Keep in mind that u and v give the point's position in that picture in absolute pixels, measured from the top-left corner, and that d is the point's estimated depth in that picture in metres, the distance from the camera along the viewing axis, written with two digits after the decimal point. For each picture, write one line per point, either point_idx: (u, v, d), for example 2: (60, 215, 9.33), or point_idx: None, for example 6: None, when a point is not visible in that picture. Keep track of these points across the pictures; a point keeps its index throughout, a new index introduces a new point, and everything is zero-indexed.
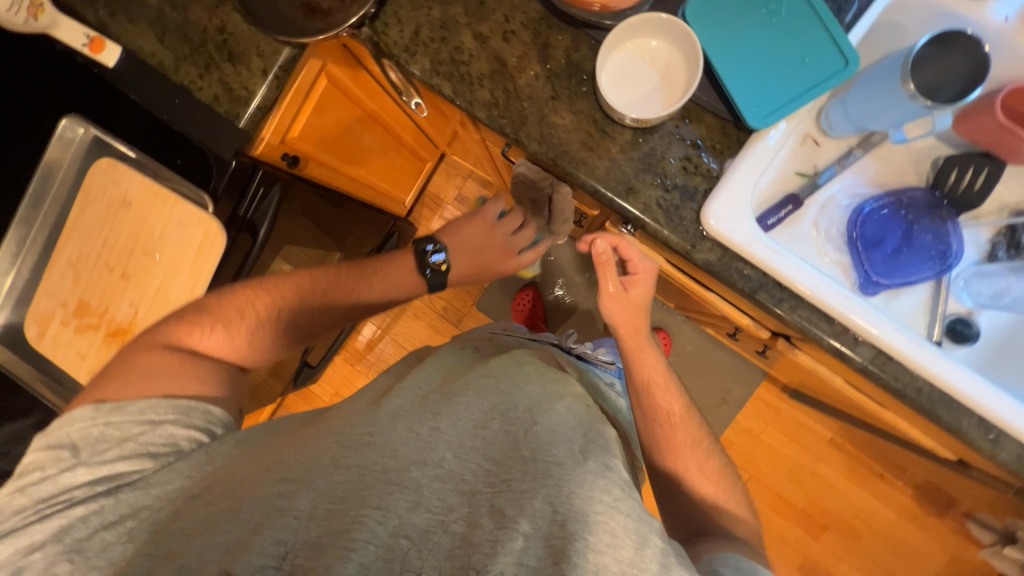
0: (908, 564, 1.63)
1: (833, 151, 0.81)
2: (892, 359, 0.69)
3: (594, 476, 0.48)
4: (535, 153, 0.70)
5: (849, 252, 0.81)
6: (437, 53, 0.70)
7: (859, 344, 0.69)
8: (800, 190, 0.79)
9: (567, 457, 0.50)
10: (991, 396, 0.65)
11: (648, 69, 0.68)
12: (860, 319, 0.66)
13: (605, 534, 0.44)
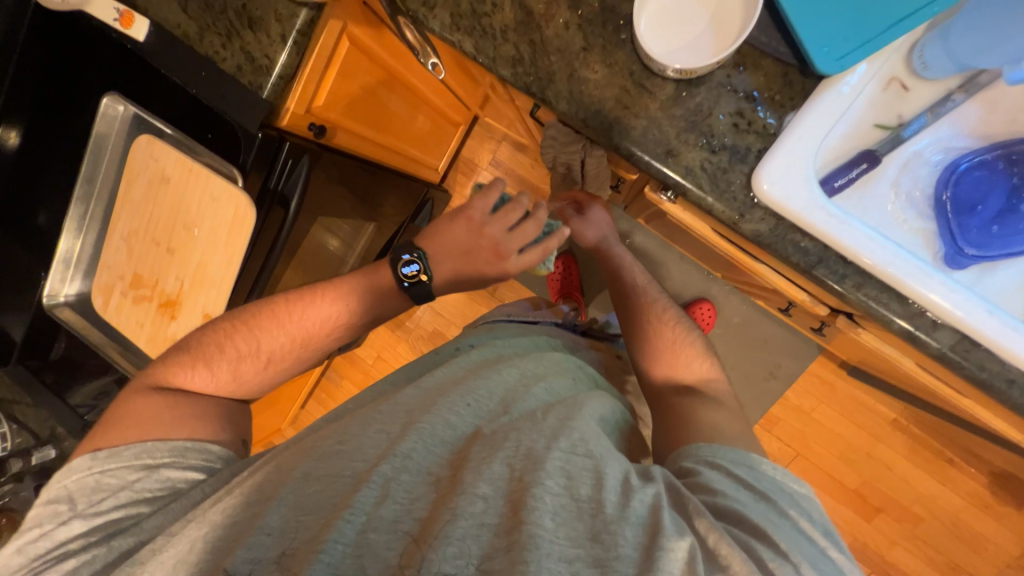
0: (975, 554, 1.51)
1: (927, 95, 0.67)
2: (977, 346, 0.59)
3: (553, 429, 0.57)
4: (563, 113, 0.63)
5: (934, 219, 0.69)
6: (456, 4, 0.64)
7: (938, 328, 0.60)
8: (878, 145, 0.67)
9: (533, 418, 0.60)
10: None
11: (697, 7, 0.59)
12: (938, 299, 0.58)
13: (562, 477, 0.52)
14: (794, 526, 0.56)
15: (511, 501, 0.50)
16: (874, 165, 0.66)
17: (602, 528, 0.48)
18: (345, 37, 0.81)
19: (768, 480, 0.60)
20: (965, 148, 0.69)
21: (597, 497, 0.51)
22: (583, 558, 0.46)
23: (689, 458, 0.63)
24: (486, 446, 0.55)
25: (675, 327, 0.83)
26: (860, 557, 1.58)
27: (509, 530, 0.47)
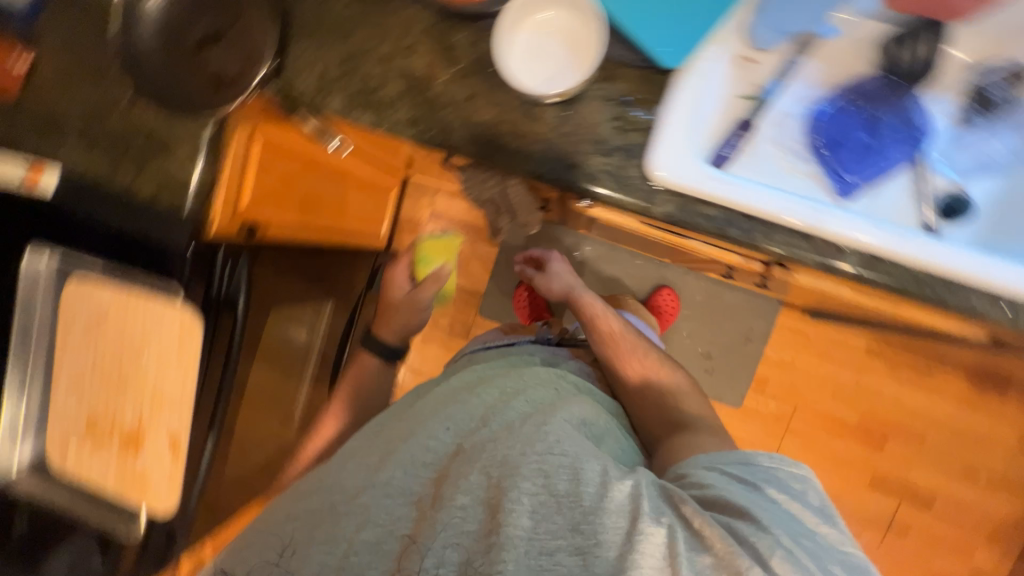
0: (981, 450, 1.58)
1: (775, 62, 0.77)
2: (880, 259, 0.66)
3: (537, 447, 0.71)
4: (469, 156, 0.69)
5: (815, 161, 0.78)
6: (349, 89, 0.71)
7: (843, 252, 0.66)
8: (748, 115, 0.77)
9: (519, 443, 0.72)
10: (992, 268, 0.62)
11: (553, 41, 0.66)
12: (835, 228, 0.64)
13: (537, 475, 0.68)
14: (778, 497, 0.74)
15: (502, 508, 0.66)
16: (748, 133, 0.76)
17: (580, 518, 0.65)
18: (256, 139, 0.83)
19: (758, 474, 0.77)
20: (823, 96, 0.79)
21: (573, 489, 0.67)
22: (565, 545, 0.63)
23: (691, 463, 0.82)
24: (484, 472, 0.70)
25: (633, 340, 1.09)
26: (883, 488, 1.63)
27: (501, 530, 0.64)
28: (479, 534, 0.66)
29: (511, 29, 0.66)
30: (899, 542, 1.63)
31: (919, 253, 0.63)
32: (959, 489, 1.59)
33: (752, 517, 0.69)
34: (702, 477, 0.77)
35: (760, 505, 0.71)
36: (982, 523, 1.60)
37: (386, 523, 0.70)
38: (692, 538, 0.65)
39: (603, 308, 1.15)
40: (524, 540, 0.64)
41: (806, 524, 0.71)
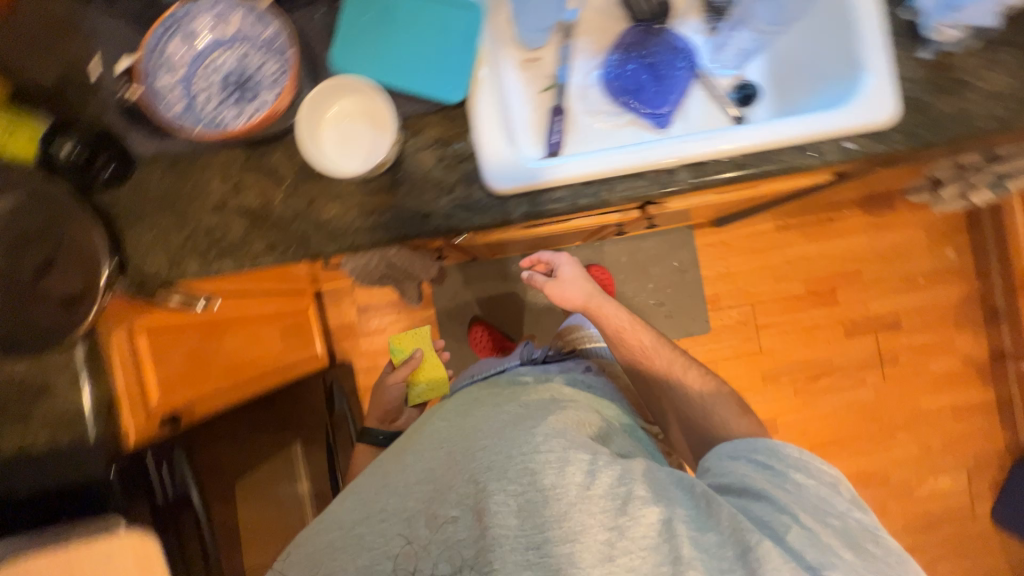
0: (907, 259, 1.75)
1: (552, 53, 0.92)
2: (704, 163, 0.72)
3: (526, 450, 0.73)
4: (334, 252, 0.72)
5: (628, 111, 0.91)
6: (199, 249, 0.73)
7: (675, 172, 0.72)
8: (555, 101, 0.90)
9: (511, 448, 0.74)
10: (782, 128, 0.71)
11: (354, 124, 0.69)
12: (653, 157, 0.71)
13: (525, 478, 0.70)
14: (803, 478, 0.74)
15: (490, 507, 0.69)
16: (563, 117, 0.89)
17: (567, 505, 0.67)
18: (138, 333, 0.83)
19: (784, 460, 0.76)
20: (603, 61, 0.93)
21: (561, 482, 0.69)
22: (554, 533, 0.65)
23: (714, 457, 0.83)
24: (475, 483, 0.72)
25: (652, 344, 1.04)
26: (857, 331, 1.76)
27: (491, 527, 0.67)
28: (469, 536, 0.69)
29: (312, 133, 0.68)
30: (895, 368, 1.76)
31: (724, 144, 0.71)
32: (911, 299, 1.75)
33: (776, 509, 0.69)
34: (725, 470, 0.78)
35: (784, 496, 0.71)
36: (945, 316, 1.76)
37: (383, 529, 0.73)
38: (685, 498, 0.69)
39: (625, 317, 1.06)
40: (513, 538, 0.66)
41: (829, 502, 0.71)
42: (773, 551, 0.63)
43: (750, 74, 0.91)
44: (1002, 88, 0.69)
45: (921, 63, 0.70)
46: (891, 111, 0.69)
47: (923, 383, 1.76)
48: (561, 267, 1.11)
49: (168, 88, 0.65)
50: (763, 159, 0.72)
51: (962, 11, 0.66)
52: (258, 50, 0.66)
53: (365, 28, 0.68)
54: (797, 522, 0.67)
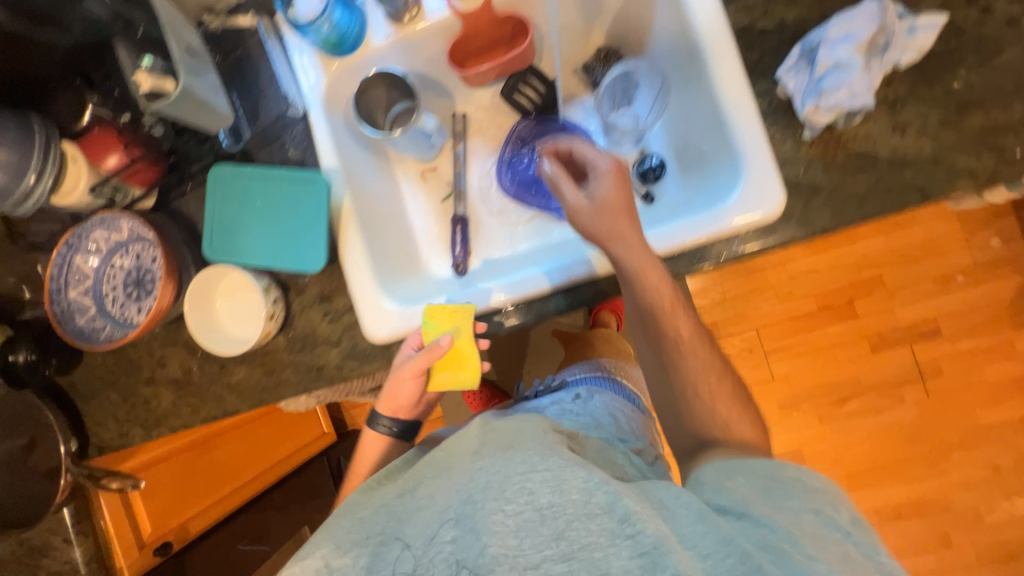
0: (938, 257, 1.52)
1: (448, 160, 0.91)
2: (578, 287, 0.71)
3: (522, 461, 0.50)
4: (249, 408, 0.78)
5: (531, 205, 0.89)
6: (140, 417, 0.81)
7: (550, 299, 0.72)
8: (456, 210, 0.89)
9: (499, 459, 0.51)
10: (659, 237, 0.65)
11: (241, 296, 0.74)
12: (525, 289, 0.71)
13: (523, 492, 0.48)
14: (811, 511, 0.48)
15: (477, 526, 0.47)
16: (464, 225, 0.88)
17: (566, 526, 0.46)
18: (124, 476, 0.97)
19: (786, 479, 0.50)
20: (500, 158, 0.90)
21: (562, 500, 0.47)
22: (550, 557, 0.45)
23: (703, 469, 0.54)
24: (467, 497, 0.50)
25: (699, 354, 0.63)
26: (887, 344, 1.55)
27: (483, 545, 0.46)
28: (461, 559, 0.47)
29: (205, 313, 0.72)
30: (940, 381, 1.53)
31: (594, 268, 0.69)
32: (950, 301, 1.52)
33: (793, 556, 0.42)
34: (716, 492, 0.50)
35: (797, 533, 0.45)
36: (996, 315, 1.50)
37: (360, 544, 0.52)
38: (694, 524, 0.45)
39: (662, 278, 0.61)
40: (509, 559, 0.45)
41: (834, 526, 0.47)
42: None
43: (654, 148, 0.81)
44: (912, 154, 0.59)
45: (809, 141, 0.61)
46: (778, 203, 0.61)
47: (980, 393, 1.51)
48: (596, 182, 0.64)
49: (79, 295, 0.72)
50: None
51: (829, 95, 0.55)
52: (151, 248, 0.72)
53: (224, 210, 0.69)
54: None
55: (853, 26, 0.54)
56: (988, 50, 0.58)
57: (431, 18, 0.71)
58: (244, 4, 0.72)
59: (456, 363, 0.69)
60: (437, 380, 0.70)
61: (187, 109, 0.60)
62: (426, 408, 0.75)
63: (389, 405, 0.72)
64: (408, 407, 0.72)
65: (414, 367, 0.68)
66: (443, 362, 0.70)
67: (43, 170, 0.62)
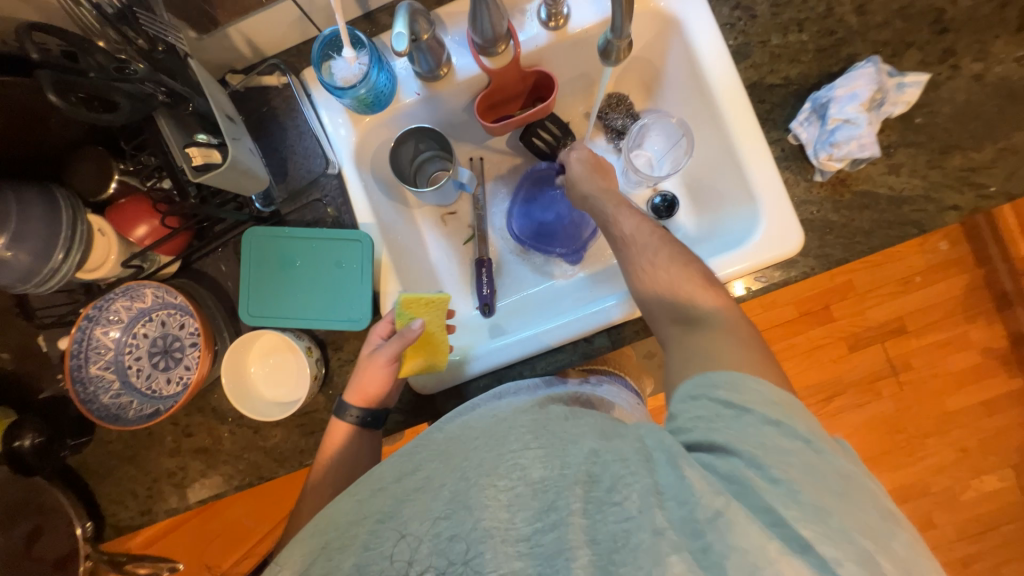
0: (896, 262, 1.65)
1: (467, 204, 0.91)
2: (617, 327, 0.74)
3: (515, 436, 0.44)
4: (286, 471, 0.75)
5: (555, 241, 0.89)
6: (164, 490, 0.76)
7: (590, 339, 0.74)
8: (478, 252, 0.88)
9: (493, 431, 0.46)
10: None
11: (277, 357, 0.72)
12: (564, 334, 0.72)
13: (517, 466, 0.42)
14: (771, 423, 0.44)
15: (468, 503, 0.41)
16: (489, 267, 0.85)
17: (555, 497, 0.40)
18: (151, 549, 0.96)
19: (752, 393, 0.47)
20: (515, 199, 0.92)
21: (556, 473, 0.41)
22: (539, 531, 0.39)
23: (672, 400, 0.51)
24: (458, 474, 0.43)
25: (667, 267, 0.63)
26: (862, 343, 1.67)
27: (475, 520, 0.39)
28: (451, 538, 0.40)
29: (240, 380, 0.70)
30: (910, 374, 1.67)
31: (598, 321, 0.72)
32: (913, 300, 1.65)
33: (755, 483, 0.40)
34: (684, 425, 0.47)
35: (765, 455, 0.42)
36: (952, 310, 1.65)
37: (352, 526, 0.43)
38: (668, 469, 0.41)
39: (633, 219, 0.68)
40: (500, 533, 0.39)
41: (794, 436, 0.44)
42: (799, 557, 0.36)
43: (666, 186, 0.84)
44: (908, 192, 0.67)
45: (820, 183, 0.68)
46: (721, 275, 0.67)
47: (945, 381, 1.66)
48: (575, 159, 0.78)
49: (100, 370, 0.68)
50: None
51: (841, 146, 0.61)
52: (178, 313, 0.70)
53: (261, 272, 0.68)
54: (809, 503, 0.39)
55: (857, 86, 0.62)
56: (959, 101, 0.67)
57: (463, 74, 0.73)
58: (275, 64, 0.71)
59: (426, 348, 0.69)
60: (408, 367, 0.69)
61: (231, 179, 0.58)
62: (397, 395, 0.72)
63: (357, 390, 0.67)
64: (382, 395, 0.68)
65: (386, 354, 0.66)
66: (412, 350, 0.69)
67: (69, 249, 0.60)
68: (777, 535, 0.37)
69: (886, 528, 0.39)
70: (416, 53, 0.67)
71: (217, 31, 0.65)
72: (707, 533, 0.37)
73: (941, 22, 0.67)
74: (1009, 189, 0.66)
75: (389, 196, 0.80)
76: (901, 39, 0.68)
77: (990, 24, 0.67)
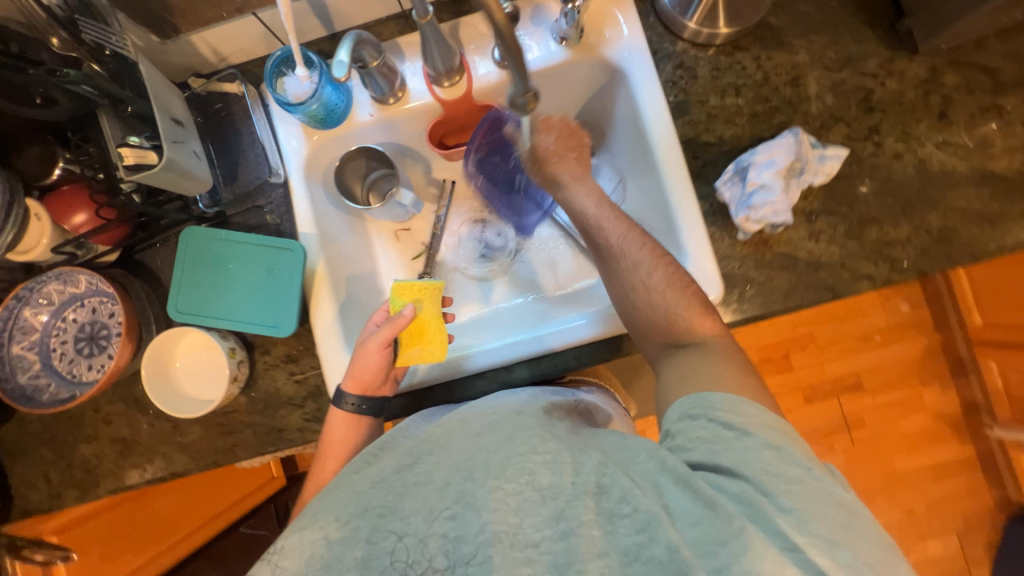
0: (858, 318, 1.67)
1: (425, 223, 0.93)
2: (540, 358, 0.76)
3: (523, 442, 0.52)
4: (200, 469, 0.76)
5: (500, 267, 0.92)
6: (76, 476, 0.76)
7: (513, 368, 0.76)
8: (424, 269, 0.89)
9: (505, 440, 0.53)
10: (610, 320, 0.73)
11: (201, 355, 0.73)
12: (486, 359, 0.74)
13: (526, 473, 0.49)
14: (770, 448, 0.47)
15: (477, 503, 0.48)
16: None
17: (565, 506, 0.47)
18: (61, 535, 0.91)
19: (745, 415, 0.50)
20: (473, 218, 0.93)
21: (561, 481, 0.48)
22: (550, 537, 0.46)
23: (669, 418, 0.55)
24: (468, 475, 0.51)
25: (663, 291, 0.63)
26: (818, 395, 1.68)
27: (483, 523, 0.47)
28: (463, 537, 0.47)
29: (162, 371, 0.71)
30: (862, 432, 1.67)
31: (549, 344, 0.73)
32: (870, 358, 1.67)
33: (765, 507, 0.43)
34: (684, 444, 0.50)
35: (769, 481, 0.45)
36: (907, 372, 1.67)
37: (358, 516, 0.51)
38: (678, 492, 0.45)
39: (619, 227, 0.68)
40: (508, 537, 0.46)
41: (796, 462, 0.47)
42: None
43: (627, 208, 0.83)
44: (826, 258, 0.70)
45: (743, 241, 0.70)
46: None
47: (898, 442, 1.66)
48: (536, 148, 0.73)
49: (24, 350, 0.69)
50: (591, 351, 0.76)
51: (757, 209, 0.64)
52: (110, 301, 0.71)
53: (194, 270, 0.70)
54: (817, 533, 0.42)
55: (775, 153, 0.65)
56: (881, 177, 0.70)
57: (417, 99, 0.76)
58: (233, 72, 0.74)
59: (427, 337, 0.71)
60: (407, 355, 0.71)
61: (166, 180, 0.60)
62: (396, 385, 0.74)
63: (354, 379, 0.69)
64: (377, 382, 0.70)
65: (380, 338, 0.69)
66: (407, 337, 0.71)
67: (3, 230, 0.61)
68: (792, 560, 0.41)
69: (886, 559, 0.42)
70: (368, 77, 0.70)
71: (178, 37, 0.68)
72: (720, 553, 0.41)
73: (869, 101, 0.71)
74: (919, 266, 0.69)
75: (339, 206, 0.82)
76: (831, 113, 0.71)
77: (914, 108, 0.70)
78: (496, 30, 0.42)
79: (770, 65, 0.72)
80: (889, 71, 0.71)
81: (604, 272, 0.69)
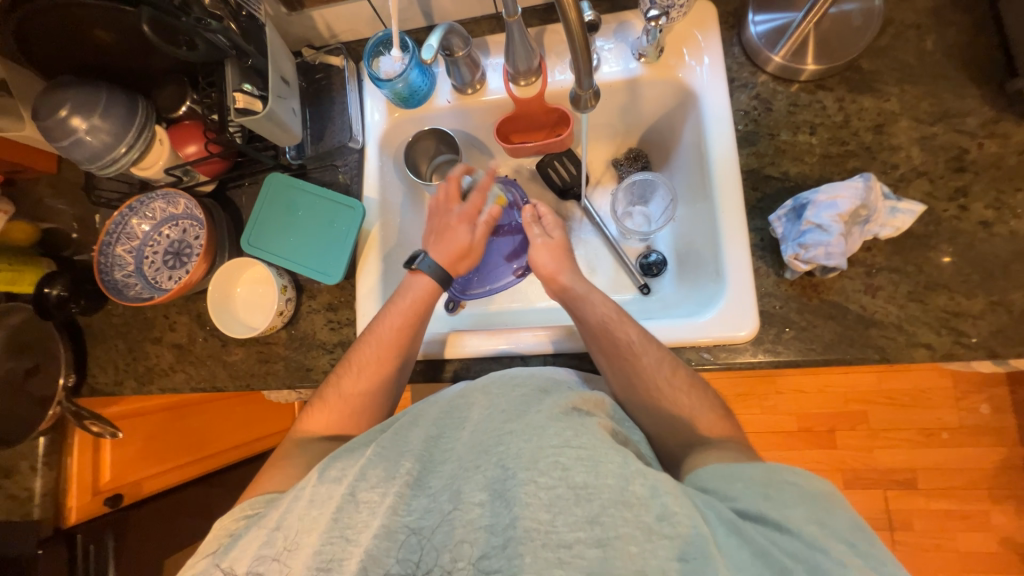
0: (926, 409, 1.42)
1: None
2: (557, 354, 0.74)
3: (555, 433, 0.48)
4: (234, 388, 0.84)
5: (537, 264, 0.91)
6: (137, 370, 0.87)
7: (529, 358, 0.75)
8: None
9: (532, 428, 0.49)
10: None
11: (258, 287, 0.81)
12: (503, 343, 0.74)
13: (555, 469, 0.46)
14: (813, 523, 0.44)
15: (510, 499, 0.45)
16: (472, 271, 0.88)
17: (601, 511, 0.44)
18: (113, 408, 0.98)
19: (784, 487, 0.47)
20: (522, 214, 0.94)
21: (597, 482, 0.45)
22: (584, 541, 0.43)
23: (699, 474, 0.52)
24: (496, 462, 0.48)
25: (686, 394, 0.62)
26: (861, 484, 1.43)
27: (514, 517, 0.44)
28: (493, 530, 0.45)
29: (225, 295, 0.80)
30: (906, 536, 1.39)
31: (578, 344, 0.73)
32: (935, 456, 1.40)
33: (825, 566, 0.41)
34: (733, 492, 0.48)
35: (819, 538, 0.43)
36: (974, 482, 1.38)
37: (389, 481, 0.49)
38: (729, 537, 0.43)
39: (637, 328, 0.66)
40: (540, 536, 0.43)
41: (840, 539, 0.44)
42: None
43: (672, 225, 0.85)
44: (879, 315, 0.65)
45: (789, 280, 0.68)
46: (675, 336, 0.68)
47: (959, 563, 1.37)
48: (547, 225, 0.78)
49: (124, 252, 0.81)
50: None
51: (808, 248, 0.62)
52: (196, 225, 0.82)
53: (270, 213, 0.79)
54: None
55: (839, 196, 0.63)
56: (961, 243, 0.65)
57: (491, 94, 0.81)
58: (339, 48, 0.83)
59: None
60: None
61: (264, 127, 0.70)
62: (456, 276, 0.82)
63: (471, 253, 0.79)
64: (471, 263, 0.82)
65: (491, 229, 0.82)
66: None
67: (132, 147, 0.73)
68: None
69: None
70: (452, 65, 0.76)
71: (301, 11, 0.79)
72: None
73: (961, 160, 0.66)
74: (991, 345, 0.62)
75: (403, 178, 0.88)
76: (913, 166, 0.67)
77: (1014, 176, 0.65)
78: (569, 33, 0.49)
79: (853, 108, 0.70)
80: (991, 132, 0.66)
81: (613, 370, 0.65)
